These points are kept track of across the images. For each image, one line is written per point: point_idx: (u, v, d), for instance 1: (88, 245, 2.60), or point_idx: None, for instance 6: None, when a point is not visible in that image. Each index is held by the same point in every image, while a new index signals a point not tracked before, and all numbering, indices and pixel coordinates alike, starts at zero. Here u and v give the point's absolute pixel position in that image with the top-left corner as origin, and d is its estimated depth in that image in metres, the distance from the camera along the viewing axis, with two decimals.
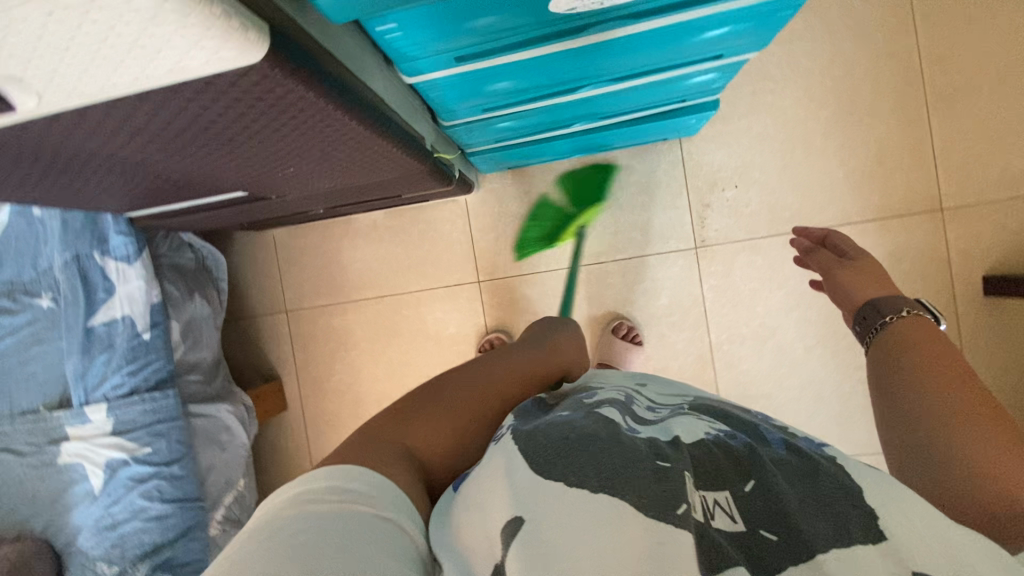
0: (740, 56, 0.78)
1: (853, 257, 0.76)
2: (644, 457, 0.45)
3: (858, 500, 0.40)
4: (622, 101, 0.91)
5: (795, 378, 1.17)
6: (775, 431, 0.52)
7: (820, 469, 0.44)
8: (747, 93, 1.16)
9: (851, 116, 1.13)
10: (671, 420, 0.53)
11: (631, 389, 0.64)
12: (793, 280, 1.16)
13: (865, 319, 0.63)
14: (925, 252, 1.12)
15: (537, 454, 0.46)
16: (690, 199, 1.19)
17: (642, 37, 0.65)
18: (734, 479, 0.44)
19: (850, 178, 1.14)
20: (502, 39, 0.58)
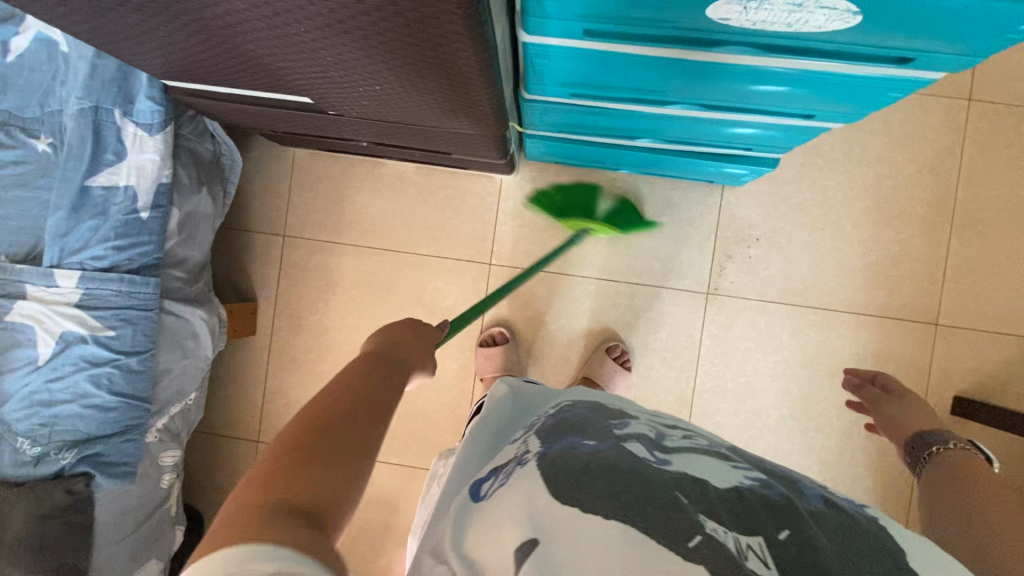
0: (827, 123, 0.80)
1: (901, 394, 0.83)
2: (664, 491, 0.45)
3: (899, 562, 0.42)
4: (699, 131, 0.91)
5: (762, 443, 1.20)
6: (814, 487, 0.51)
7: (858, 530, 0.45)
8: (797, 163, 1.19)
9: (884, 215, 1.18)
10: (706, 460, 0.51)
11: (662, 421, 0.61)
12: (787, 350, 1.19)
13: (916, 449, 0.72)
14: (911, 359, 1.18)
15: (552, 475, 0.47)
16: (715, 246, 1.21)
17: (763, 72, 0.65)
18: (768, 524, 0.43)
19: (866, 271, 1.18)
20: (640, 26, 0.57)
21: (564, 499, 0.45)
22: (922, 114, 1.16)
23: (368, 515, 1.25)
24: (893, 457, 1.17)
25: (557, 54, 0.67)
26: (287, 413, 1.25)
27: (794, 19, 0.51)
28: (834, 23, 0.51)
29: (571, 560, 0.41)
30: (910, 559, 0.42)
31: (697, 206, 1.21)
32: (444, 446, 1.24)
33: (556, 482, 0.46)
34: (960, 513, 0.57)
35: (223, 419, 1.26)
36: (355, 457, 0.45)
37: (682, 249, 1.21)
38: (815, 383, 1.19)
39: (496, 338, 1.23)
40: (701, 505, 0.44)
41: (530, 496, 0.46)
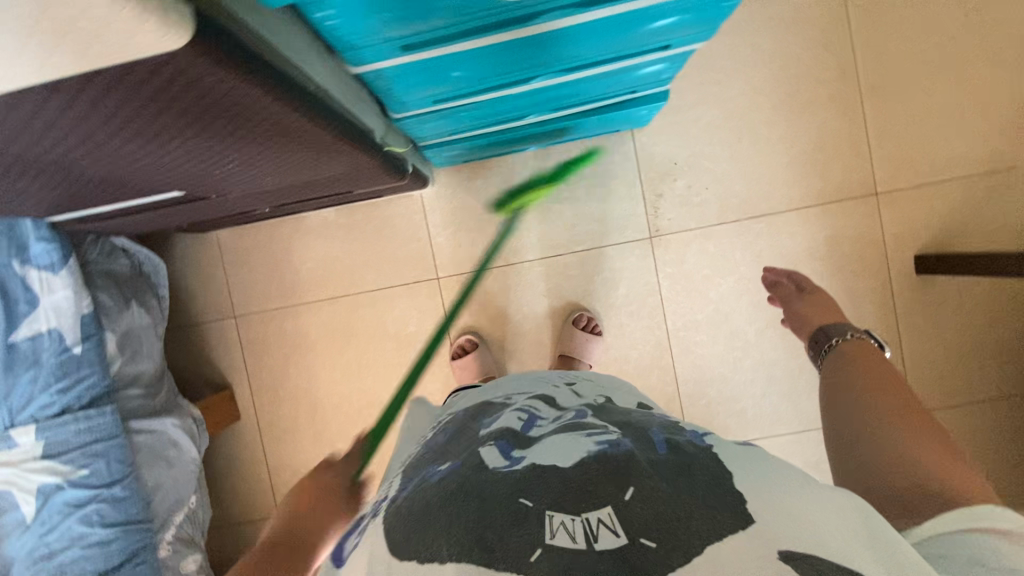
0: (688, 45, 0.80)
1: (811, 292, 0.98)
2: (506, 501, 0.49)
3: (730, 490, 0.47)
4: (577, 92, 0.91)
5: (747, 362, 1.21)
6: (659, 430, 0.59)
7: (695, 465, 0.51)
8: (695, 85, 1.18)
9: (793, 106, 1.17)
10: (557, 438, 0.58)
11: (537, 403, 0.69)
12: (743, 266, 1.20)
13: (819, 343, 0.85)
14: (862, 234, 1.18)
15: (396, 530, 0.50)
16: (644, 190, 1.21)
17: (593, 25, 0.65)
18: (612, 492, 0.49)
19: (793, 166, 1.18)
20: (449, 26, 0.57)
21: (405, 555, 0.47)
22: None
23: None
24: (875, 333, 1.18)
25: (393, 73, 0.66)
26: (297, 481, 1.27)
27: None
28: None
29: None
30: (735, 480, 0.49)
31: (613, 158, 1.21)
32: None
33: (400, 536, 0.49)
34: (856, 410, 0.64)
35: (239, 508, 1.28)
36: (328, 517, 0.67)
37: (613, 204, 1.22)
38: None
39: (465, 346, 1.25)
40: (540, 500, 0.49)
41: (373, 560, 0.47)
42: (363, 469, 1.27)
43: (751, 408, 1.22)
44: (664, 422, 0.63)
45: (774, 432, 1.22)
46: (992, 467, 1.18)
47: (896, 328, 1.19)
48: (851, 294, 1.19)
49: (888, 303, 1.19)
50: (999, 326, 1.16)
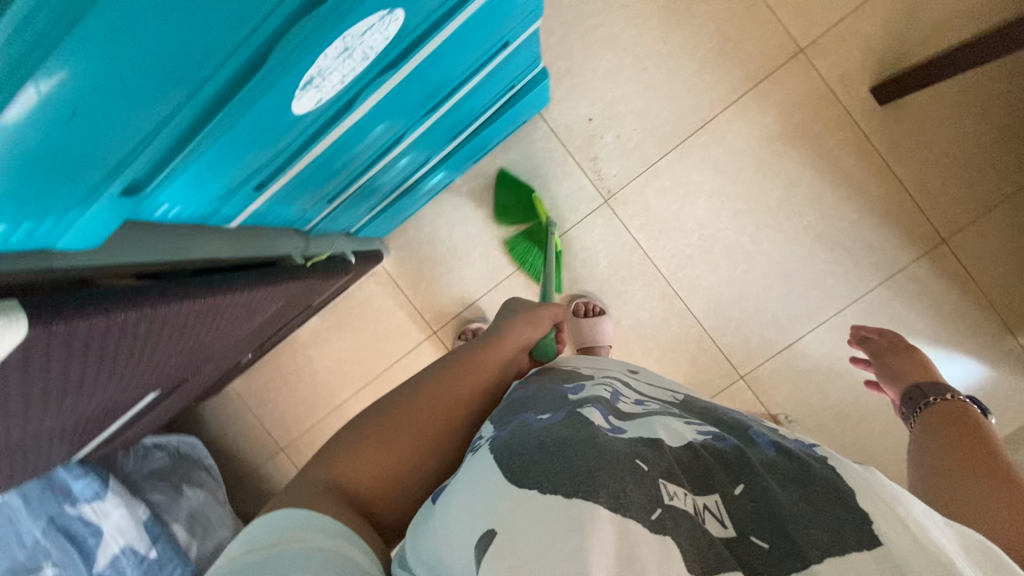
0: (525, 30, 0.79)
1: (902, 347, 0.90)
2: (620, 455, 0.45)
3: (852, 504, 0.41)
4: (458, 118, 0.91)
5: (757, 269, 1.17)
6: (764, 433, 0.53)
7: (811, 471, 0.45)
8: (576, 38, 1.13)
9: (680, 9, 1.11)
10: (657, 419, 0.53)
11: (619, 385, 0.65)
12: (707, 183, 1.16)
13: (913, 399, 0.74)
14: (808, 96, 1.11)
15: (510, 456, 0.46)
16: (578, 160, 1.18)
17: (418, 74, 0.65)
18: (721, 482, 0.45)
19: (708, 66, 1.12)
20: (282, 154, 0.58)
21: (526, 484, 0.42)
22: None
23: None
24: (866, 184, 1.12)
25: (275, 205, 0.69)
26: None
27: (361, 56, 0.50)
28: (392, 26, 0.50)
29: (535, 553, 0.36)
30: (860, 494, 0.41)
31: (538, 145, 1.19)
32: None
33: (517, 466, 0.44)
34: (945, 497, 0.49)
35: None
36: None
37: (558, 186, 1.19)
38: (751, 188, 1.15)
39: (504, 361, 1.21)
40: (656, 468, 0.44)
41: (490, 489, 0.43)
42: None
43: (781, 310, 1.18)
44: (762, 424, 0.57)
45: (815, 322, 1.17)
46: None
47: (889, 167, 1.11)
48: (827, 156, 1.12)
49: (867, 147, 1.11)
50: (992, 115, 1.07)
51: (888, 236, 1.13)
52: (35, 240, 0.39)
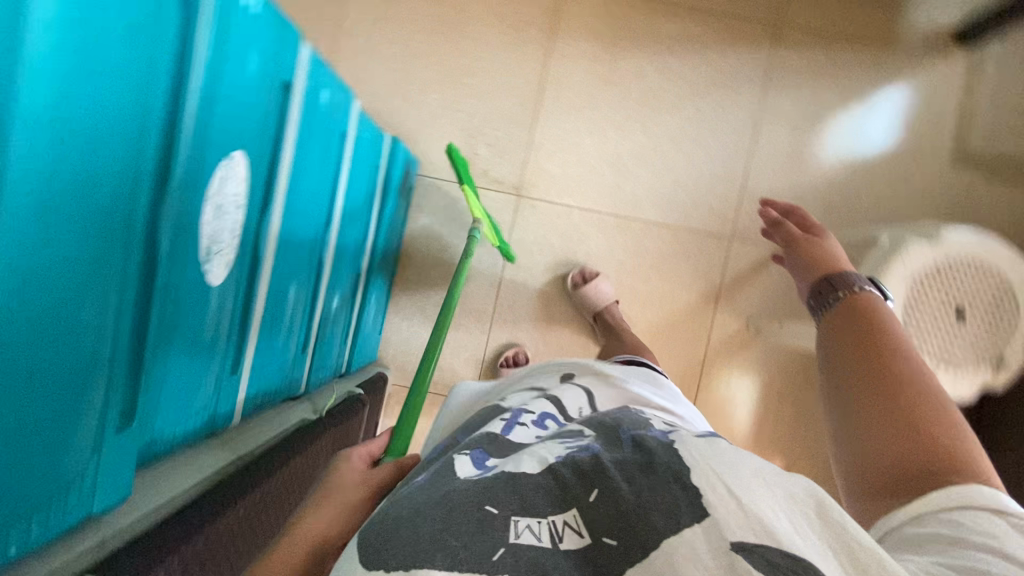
0: (353, 117, 0.86)
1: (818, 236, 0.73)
2: (467, 503, 0.38)
3: (687, 482, 0.38)
4: (355, 220, 0.96)
5: (668, 150, 1.23)
6: (629, 429, 0.48)
7: (657, 461, 0.41)
8: (401, 102, 1.23)
9: (457, 24, 1.22)
10: (525, 445, 0.46)
11: (496, 414, 0.57)
12: (580, 123, 1.23)
13: (821, 292, 0.63)
14: (597, 8, 1.22)
15: (372, 542, 0.37)
16: (474, 183, 1.24)
17: (292, 200, 0.70)
18: (579, 495, 0.40)
19: (510, 45, 1.23)
20: (231, 330, 0.61)
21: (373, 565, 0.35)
22: None
23: None
24: (691, 31, 1.22)
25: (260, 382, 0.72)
26: None
27: (232, 207, 0.55)
28: (239, 170, 0.55)
29: None
30: (699, 471, 0.39)
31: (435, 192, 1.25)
32: None
33: (376, 538, 0.37)
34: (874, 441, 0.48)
35: None
36: None
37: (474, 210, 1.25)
38: (615, 100, 1.23)
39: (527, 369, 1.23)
40: (508, 507, 0.38)
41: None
42: None
43: (712, 165, 1.23)
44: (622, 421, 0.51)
45: (745, 153, 1.23)
46: None
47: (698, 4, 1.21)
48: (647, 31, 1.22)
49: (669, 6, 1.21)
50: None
51: (739, 52, 1.22)
52: (66, 519, 0.41)
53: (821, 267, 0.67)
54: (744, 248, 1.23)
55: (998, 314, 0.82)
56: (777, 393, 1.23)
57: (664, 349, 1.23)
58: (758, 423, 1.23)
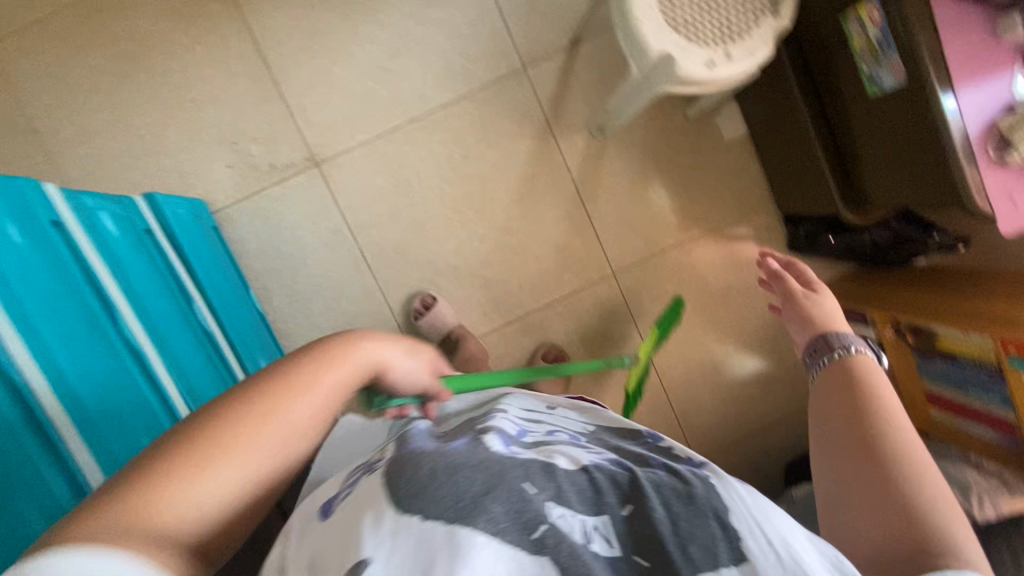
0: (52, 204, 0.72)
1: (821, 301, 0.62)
2: (530, 476, 0.44)
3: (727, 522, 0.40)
4: (154, 293, 0.85)
5: (415, 25, 1.13)
6: (660, 456, 0.49)
7: (697, 495, 0.42)
8: (150, 165, 1.12)
9: (144, 58, 1.11)
10: (560, 449, 0.50)
11: (524, 412, 0.60)
12: (320, 61, 1.13)
13: (816, 350, 0.55)
14: None
15: (401, 484, 0.43)
16: (270, 184, 1.14)
17: (39, 328, 0.59)
18: (613, 504, 0.43)
19: (205, 40, 1.12)
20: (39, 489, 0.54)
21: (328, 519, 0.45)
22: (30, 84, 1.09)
23: (700, 326, 1.25)
24: None
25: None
26: None
27: None
28: None
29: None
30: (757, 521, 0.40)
31: (240, 217, 1.14)
32: (606, 300, 1.22)
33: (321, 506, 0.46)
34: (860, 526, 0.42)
35: None
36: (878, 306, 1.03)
37: (288, 205, 1.15)
38: (333, 18, 1.12)
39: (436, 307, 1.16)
40: (546, 493, 0.43)
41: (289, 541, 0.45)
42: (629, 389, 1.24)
43: (463, 8, 1.13)
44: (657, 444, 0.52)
45: None
46: None
47: None
48: None
49: None
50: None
51: None
52: None
53: (820, 327, 0.59)
54: (544, 64, 1.15)
55: None
56: (662, 168, 1.20)
57: (540, 202, 1.19)
58: (665, 207, 1.21)
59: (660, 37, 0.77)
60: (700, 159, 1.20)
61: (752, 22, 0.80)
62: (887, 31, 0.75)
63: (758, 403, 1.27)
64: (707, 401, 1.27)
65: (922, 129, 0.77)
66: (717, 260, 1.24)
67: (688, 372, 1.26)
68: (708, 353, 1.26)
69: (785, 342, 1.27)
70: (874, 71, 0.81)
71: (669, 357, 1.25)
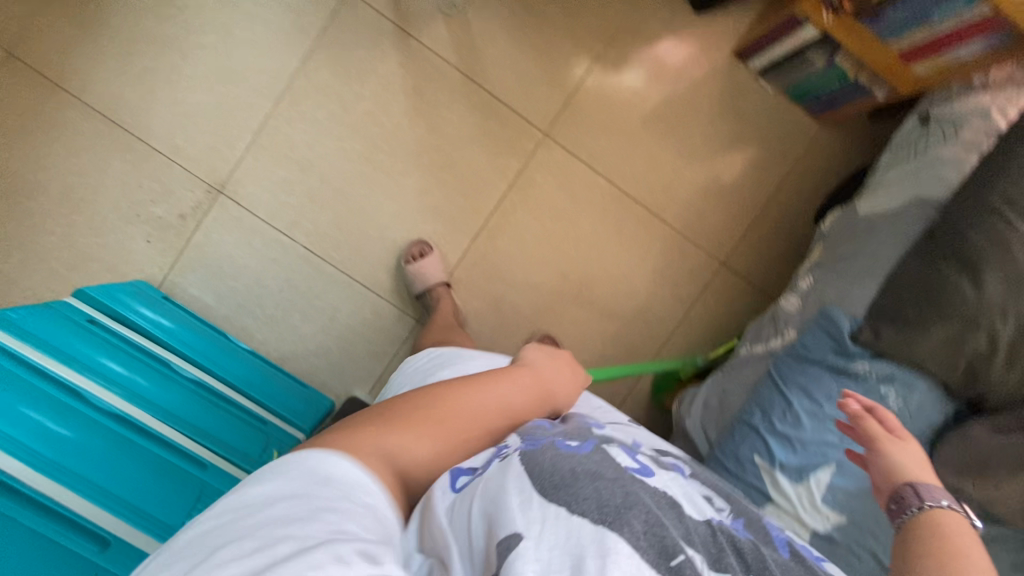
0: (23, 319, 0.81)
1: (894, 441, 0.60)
2: (649, 511, 0.50)
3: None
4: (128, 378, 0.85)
5: (228, 11, 1.08)
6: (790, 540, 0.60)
7: None
8: (82, 275, 1.11)
9: (16, 185, 1.08)
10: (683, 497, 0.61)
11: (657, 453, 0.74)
12: (168, 96, 1.09)
13: (899, 502, 0.54)
14: (43, 30, 1.06)
15: (541, 471, 0.51)
16: (192, 231, 1.12)
17: None
18: (735, 565, 0.50)
19: (58, 137, 1.08)
20: None
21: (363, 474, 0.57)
22: None
23: (656, 135, 1.17)
24: None
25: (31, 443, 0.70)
26: (676, 271, 1.20)
27: None
28: None
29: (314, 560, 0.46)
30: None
31: (184, 276, 1.13)
32: (553, 162, 1.16)
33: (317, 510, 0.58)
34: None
35: (742, 296, 1.21)
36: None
37: (217, 241, 1.12)
38: (154, 49, 1.08)
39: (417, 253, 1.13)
40: (680, 531, 0.50)
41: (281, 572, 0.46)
42: (620, 232, 1.19)
43: None
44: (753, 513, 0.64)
45: None
46: None
47: None
48: None
49: None
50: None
51: None
52: None
53: (889, 481, 0.57)
54: None
55: None
56: (533, 6, 1.11)
57: (439, 106, 1.13)
58: (557, 43, 1.13)
59: None
60: None
61: None
62: None
63: (752, 175, 1.19)
64: (704, 202, 1.19)
65: None
66: (635, 62, 1.15)
67: (669, 185, 1.18)
68: (677, 157, 1.18)
69: (748, 102, 1.17)
70: None
71: (645, 182, 1.18)
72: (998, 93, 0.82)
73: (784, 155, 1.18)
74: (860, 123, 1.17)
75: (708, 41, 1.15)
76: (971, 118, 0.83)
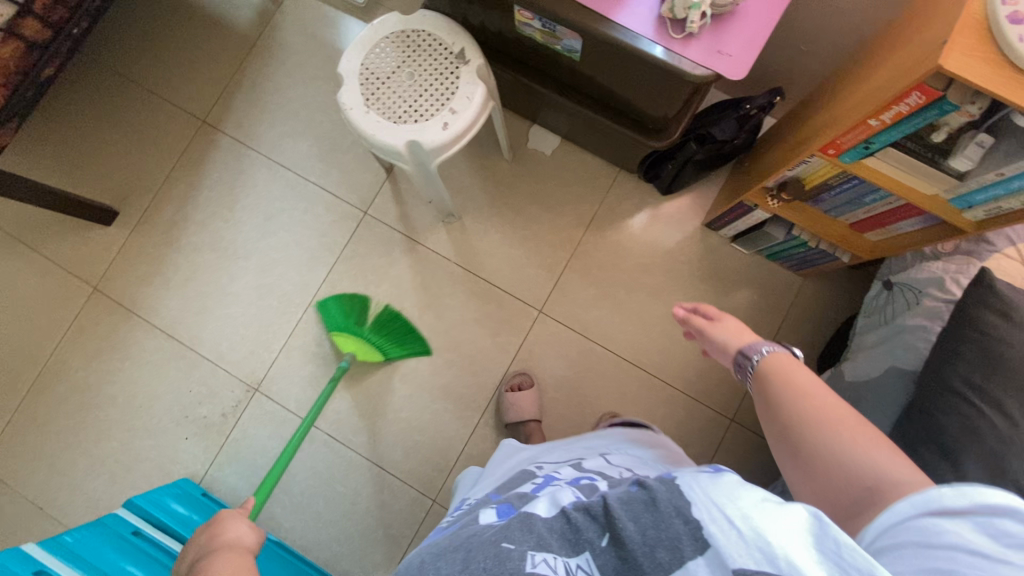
0: (86, 532, 0.96)
1: (722, 326, 0.70)
2: (486, 549, 0.50)
3: (689, 515, 0.47)
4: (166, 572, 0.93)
5: (268, 239, 1.30)
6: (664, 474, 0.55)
7: (654, 497, 0.50)
8: (135, 473, 1.24)
9: (96, 396, 1.27)
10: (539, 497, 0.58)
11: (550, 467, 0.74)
12: (217, 311, 1.29)
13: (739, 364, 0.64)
14: (126, 268, 1.31)
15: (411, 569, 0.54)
16: (231, 429, 1.25)
17: None
18: (590, 538, 0.51)
19: (128, 353, 1.28)
20: None
21: None
22: (20, 473, 1.24)
23: (643, 302, 1.26)
24: (181, 193, 1.32)
25: None
26: (684, 431, 1.20)
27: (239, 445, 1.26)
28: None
29: None
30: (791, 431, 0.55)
31: (222, 469, 1.23)
32: (549, 335, 1.25)
33: None
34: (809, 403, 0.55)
35: (757, 453, 1.19)
36: (749, 186, 1.02)
37: (252, 435, 1.24)
38: (209, 274, 1.30)
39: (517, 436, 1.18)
40: (525, 544, 0.50)
41: None
42: (621, 397, 1.22)
43: (296, 203, 1.31)
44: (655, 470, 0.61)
45: (299, 176, 1.32)
46: (184, 45, 1.35)
47: (156, 177, 1.33)
48: (161, 229, 1.32)
49: (153, 208, 1.32)
50: (90, 125, 1.33)
51: (213, 157, 1.33)
52: None
53: (732, 348, 0.67)
54: (378, 199, 1.30)
55: (417, 44, 0.93)
56: (518, 206, 1.29)
57: (443, 297, 1.27)
58: (541, 233, 1.28)
59: (394, 134, 0.90)
60: (541, 180, 1.29)
61: (454, 70, 0.92)
62: (541, 16, 0.85)
63: None
64: (700, 360, 1.23)
65: (635, 62, 0.85)
66: (617, 241, 1.27)
67: (663, 347, 1.24)
68: (667, 319, 1.25)
69: (727, 265, 1.25)
70: (564, 45, 0.90)
71: (638, 345, 1.24)
72: (950, 262, 0.86)
73: (772, 310, 1.23)
74: (841, 274, 1.23)
75: (679, 218, 1.27)
76: (928, 287, 0.86)
